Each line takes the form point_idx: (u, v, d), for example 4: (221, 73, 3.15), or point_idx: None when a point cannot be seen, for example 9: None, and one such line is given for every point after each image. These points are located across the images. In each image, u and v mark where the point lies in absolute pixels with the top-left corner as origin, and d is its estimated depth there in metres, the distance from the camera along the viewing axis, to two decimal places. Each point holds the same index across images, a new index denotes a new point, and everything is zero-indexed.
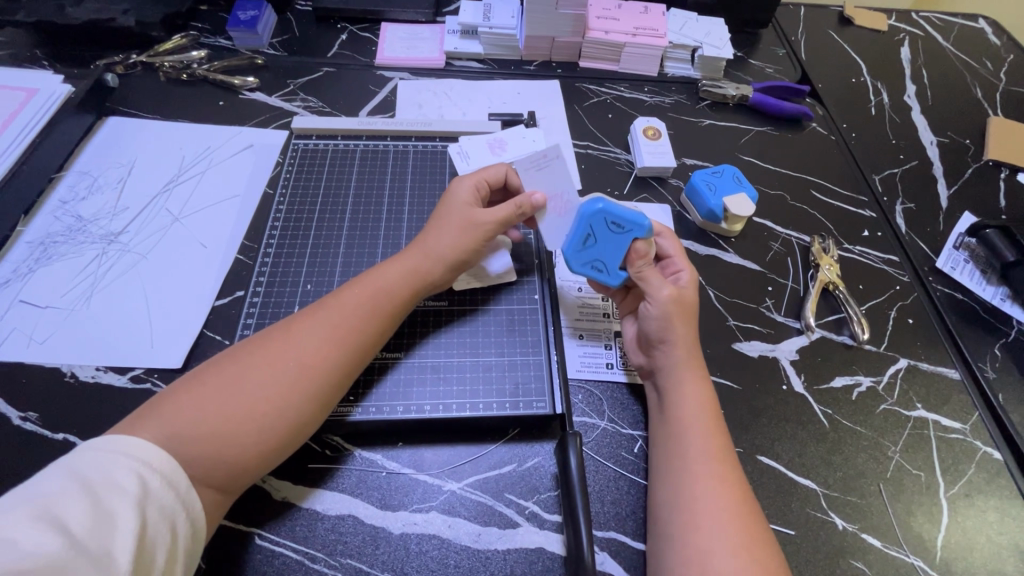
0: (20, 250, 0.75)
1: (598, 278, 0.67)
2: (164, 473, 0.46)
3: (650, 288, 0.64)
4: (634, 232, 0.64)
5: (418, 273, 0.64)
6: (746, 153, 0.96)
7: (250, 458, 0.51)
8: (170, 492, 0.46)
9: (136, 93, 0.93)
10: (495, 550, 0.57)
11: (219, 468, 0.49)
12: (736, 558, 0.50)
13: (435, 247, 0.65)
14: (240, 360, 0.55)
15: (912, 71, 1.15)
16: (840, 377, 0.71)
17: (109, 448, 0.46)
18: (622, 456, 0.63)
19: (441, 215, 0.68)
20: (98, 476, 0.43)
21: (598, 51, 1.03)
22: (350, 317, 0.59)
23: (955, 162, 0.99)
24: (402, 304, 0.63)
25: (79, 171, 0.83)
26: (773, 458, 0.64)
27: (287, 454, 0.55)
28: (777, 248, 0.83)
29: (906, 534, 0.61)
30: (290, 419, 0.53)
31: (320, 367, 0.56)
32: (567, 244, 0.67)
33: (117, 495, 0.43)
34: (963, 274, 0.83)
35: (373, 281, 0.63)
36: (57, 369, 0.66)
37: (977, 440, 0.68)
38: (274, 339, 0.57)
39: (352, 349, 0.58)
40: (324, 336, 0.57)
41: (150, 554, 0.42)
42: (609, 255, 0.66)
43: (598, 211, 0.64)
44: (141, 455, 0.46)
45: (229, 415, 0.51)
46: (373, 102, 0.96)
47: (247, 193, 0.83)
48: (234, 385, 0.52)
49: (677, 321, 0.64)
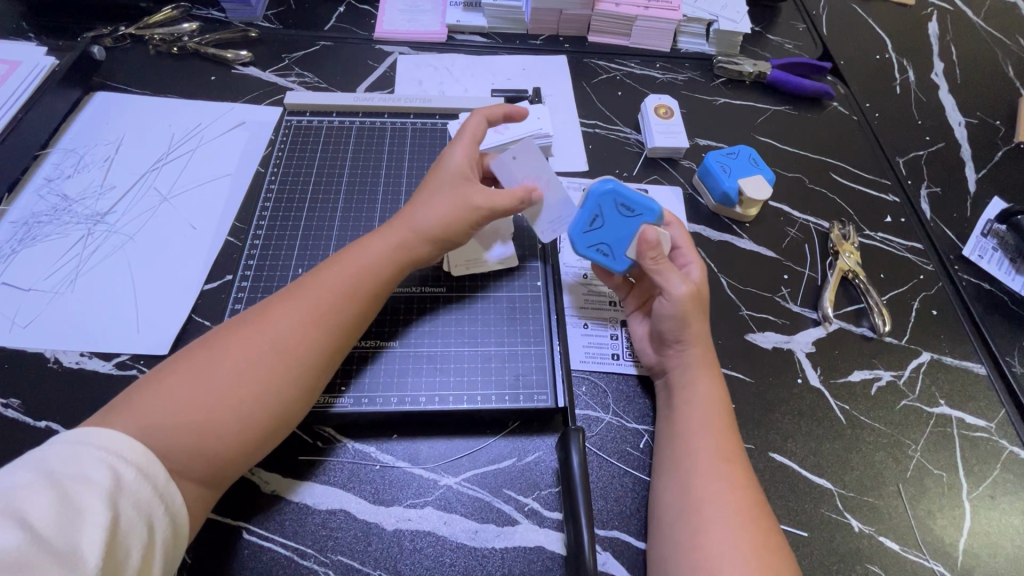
0: (3, 230, 0.72)
1: (602, 262, 0.65)
2: (140, 465, 0.43)
3: (666, 285, 0.60)
4: (644, 216, 0.63)
5: (406, 253, 0.61)
6: (762, 133, 0.91)
7: (232, 448, 0.48)
8: (146, 485, 0.43)
9: (124, 67, 0.90)
10: (492, 548, 0.54)
11: (199, 459, 0.47)
12: (748, 565, 0.47)
13: (421, 221, 0.61)
14: (215, 346, 0.52)
15: (940, 48, 1.08)
16: (859, 370, 0.68)
17: (81, 438, 0.42)
18: (626, 452, 0.60)
19: (428, 187, 0.64)
20: (66, 469, 0.40)
21: (609, 25, 0.98)
22: (330, 295, 0.56)
23: (985, 145, 0.94)
24: (387, 282, 0.60)
25: (64, 148, 0.80)
26: (786, 456, 0.61)
27: (274, 443, 0.52)
28: (794, 234, 0.79)
29: (926, 537, 0.58)
30: (272, 405, 0.51)
31: (299, 350, 0.53)
32: (573, 224, 0.64)
33: (87, 490, 0.40)
34: (990, 263, 0.79)
35: (353, 258, 0.59)
36: (40, 354, 0.63)
37: (1003, 440, 0.64)
38: (250, 322, 0.54)
39: (334, 330, 0.55)
40: (303, 317, 0.54)
41: (124, 551, 0.40)
42: (616, 240, 0.64)
43: (608, 191, 0.62)
44: (115, 446, 0.43)
45: (207, 403, 0.48)
46: (371, 78, 0.92)
47: (239, 173, 0.79)
48: (209, 372, 0.49)
49: (693, 319, 0.59)
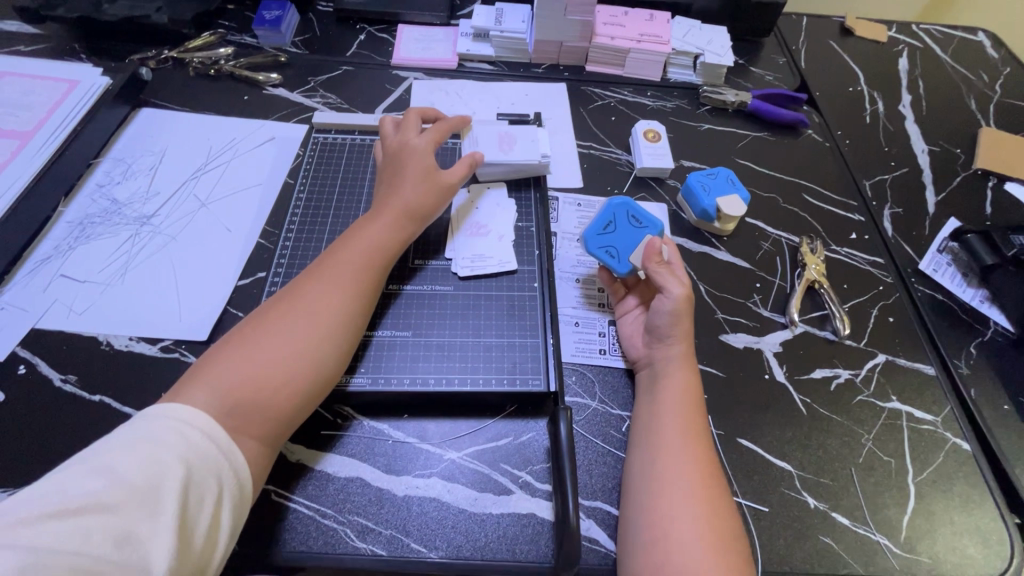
0: (60, 229, 0.81)
1: (608, 262, 0.76)
2: (202, 428, 0.51)
3: (667, 285, 0.70)
4: (648, 229, 0.77)
5: (401, 230, 0.71)
6: (742, 157, 1.00)
7: (285, 402, 0.57)
8: (210, 445, 0.50)
9: (167, 86, 1.00)
10: (489, 514, 0.62)
11: (256, 414, 0.55)
12: (696, 528, 0.55)
13: (415, 206, 0.73)
14: (255, 328, 0.60)
15: (909, 82, 1.18)
16: (820, 369, 0.76)
17: (158, 411, 0.51)
18: (610, 434, 0.68)
19: (405, 175, 0.75)
20: (145, 433, 0.49)
21: (604, 56, 1.08)
22: (348, 271, 0.66)
23: (945, 171, 1.03)
24: (388, 259, 0.70)
25: (113, 158, 0.89)
26: (752, 441, 0.69)
27: (318, 400, 0.60)
28: (767, 247, 0.88)
29: (873, 514, 0.66)
30: (312, 364, 0.59)
31: (327, 315, 0.62)
32: (589, 228, 0.78)
33: (161, 448, 0.48)
34: (944, 276, 0.87)
35: (360, 242, 0.69)
36: (94, 338, 0.72)
37: (947, 432, 0.72)
38: (278, 305, 0.62)
39: (354, 297, 0.64)
40: (326, 290, 0.63)
41: (197, 497, 0.47)
42: (624, 246, 0.76)
43: (622, 206, 0.78)
44: (186, 416, 0.51)
45: (258, 368, 0.57)
46: (389, 100, 1.02)
47: (269, 182, 0.89)
48: (255, 344, 0.58)
49: (684, 319, 0.69)
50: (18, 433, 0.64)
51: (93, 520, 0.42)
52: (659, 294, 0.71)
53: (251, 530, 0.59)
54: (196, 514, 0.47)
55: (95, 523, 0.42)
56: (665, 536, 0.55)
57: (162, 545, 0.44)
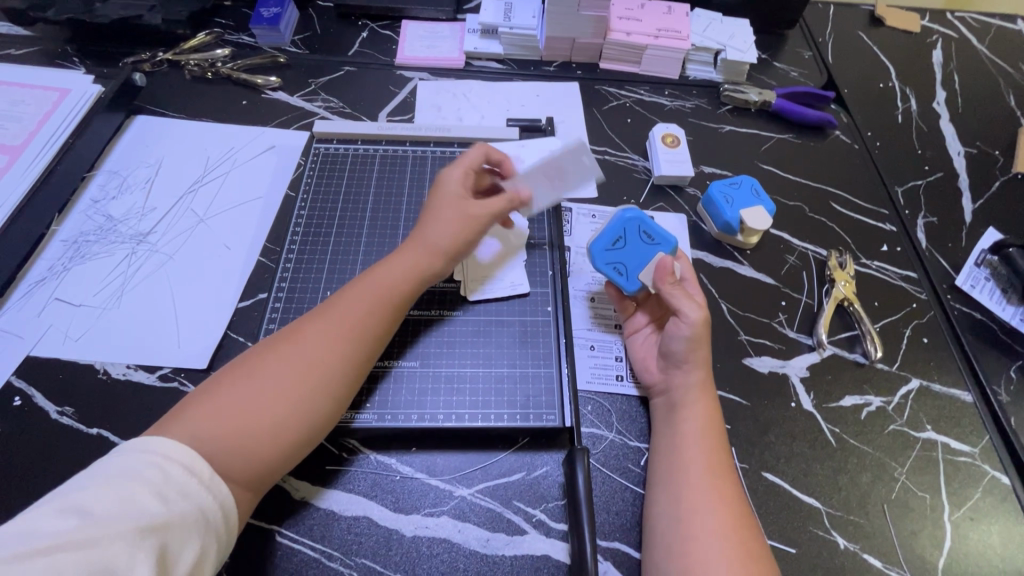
0: (54, 249, 0.78)
1: (616, 280, 0.71)
2: (182, 462, 0.47)
3: (682, 308, 0.64)
4: (661, 246, 0.72)
5: (420, 267, 0.66)
6: (766, 161, 0.95)
7: (269, 449, 0.53)
8: (191, 478, 0.47)
9: (163, 92, 0.95)
10: (502, 555, 0.59)
11: (240, 460, 0.51)
12: None
13: (435, 241, 0.67)
14: (255, 361, 0.57)
15: (943, 76, 1.11)
16: (851, 396, 0.72)
17: (135, 445, 0.47)
18: (628, 468, 0.65)
19: (433, 207, 0.70)
20: (118, 468, 0.45)
21: (619, 53, 1.02)
22: (357, 311, 0.61)
23: (982, 175, 0.97)
24: (405, 298, 0.65)
25: (108, 171, 0.86)
26: (778, 475, 0.66)
27: (305, 447, 0.56)
28: (793, 261, 0.83)
29: (907, 555, 0.62)
30: (304, 411, 0.55)
31: (329, 359, 0.58)
32: (595, 242, 0.72)
33: (136, 482, 0.44)
34: (982, 293, 0.82)
35: (375, 276, 0.65)
36: (91, 366, 0.69)
37: (986, 465, 0.68)
38: (282, 339, 0.59)
39: (360, 340, 0.60)
40: (331, 331, 0.59)
41: (179, 531, 0.44)
42: (633, 263, 0.71)
43: (632, 219, 0.73)
44: (166, 451, 0.47)
45: (248, 409, 0.53)
46: (393, 103, 0.97)
47: (270, 195, 0.85)
48: (250, 382, 0.55)
49: (701, 344, 0.64)
50: (14, 470, 0.62)
51: (66, 558, 0.39)
52: (674, 316, 0.66)
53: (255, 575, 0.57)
54: (179, 548, 0.44)
55: (67, 562, 0.39)
56: None
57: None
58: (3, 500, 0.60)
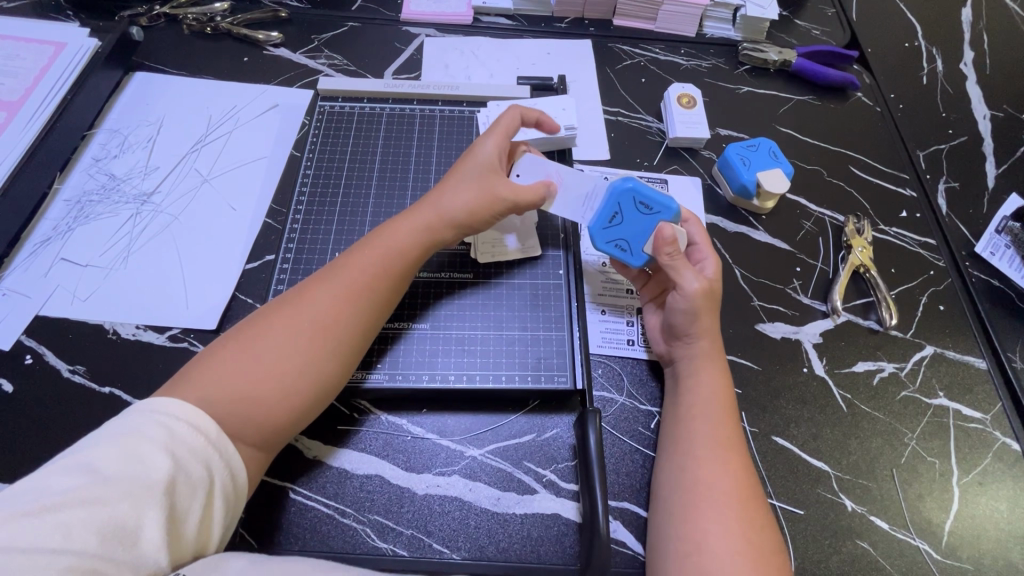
0: (58, 208, 0.77)
1: (620, 257, 0.68)
2: (188, 419, 0.47)
3: (682, 281, 0.63)
4: (662, 213, 0.66)
5: (429, 233, 0.65)
6: (785, 124, 0.91)
7: (280, 412, 0.53)
8: (198, 436, 0.47)
9: (161, 47, 0.92)
10: (513, 514, 0.60)
11: (250, 423, 0.51)
12: (732, 544, 0.51)
13: (448, 208, 0.65)
14: (258, 325, 0.56)
15: (973, 35, 1.06)
16: (864, 362, 0.71)
17: (143, 405, 0.47)
18: (638, 431, 0.65)
19: (461, 183, 0.66)
20: (126, 430, 0.45)
21: (634, 8, 0.98)
22: (363, 276, 0.60)
23: (1008, 140, 0.94)
24: (414, 262, 0.64)
25: (109, 129, 0.84)
26: (788, 440, 0.66)
27: (315, 411, 0.56)
28: (809, 227, 0.81)
29: (914, 518, 0.63)
30: (312, 375, 0.55)
31: (334, 328, 0.57)
32: (594, 220, 0.68)
33: (143, 442, 0.44)
34: (1002, 261, 0.80)
35: (382, 240, 0.63)
36: (100, 326, 0.69)
37: (997, 431, 0.68)
38: (286, 303, 0.58)
39: (365, 306, 0.59)
40: (336, 296, 0.58)
41: (187, 491, 0.44)
42: (634, 235, 0.67)
43: (627, 189, 0.66)
44: (175, 411, 0.47)
45: (254, 371, 0.52)
46: (399, 61, 0.94)
47: (275, 155, 0.83)
48: (255, 349, 0.54)
49: (704, 314, 0.63)
50: (31, 426, 0.63)
51: (76, 514, 0.39)
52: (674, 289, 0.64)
53: (270, 529, 0.58)
54: (187, 510, 0.44)
55: (78, 519, 0.39)
56: (696, 551, 0.52)
57: (153, 540, 0.41)
58: (19, 454, 0.61)
